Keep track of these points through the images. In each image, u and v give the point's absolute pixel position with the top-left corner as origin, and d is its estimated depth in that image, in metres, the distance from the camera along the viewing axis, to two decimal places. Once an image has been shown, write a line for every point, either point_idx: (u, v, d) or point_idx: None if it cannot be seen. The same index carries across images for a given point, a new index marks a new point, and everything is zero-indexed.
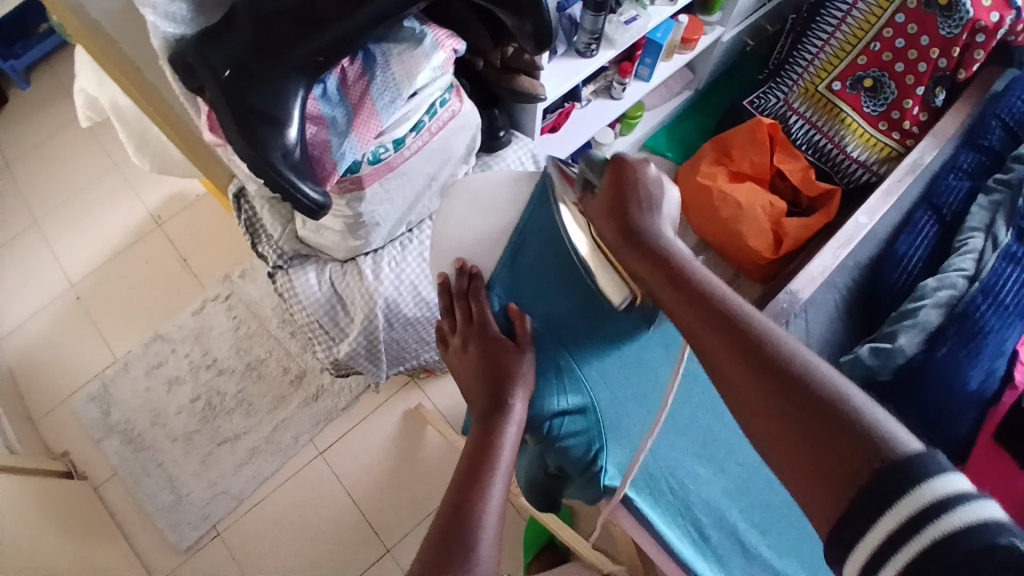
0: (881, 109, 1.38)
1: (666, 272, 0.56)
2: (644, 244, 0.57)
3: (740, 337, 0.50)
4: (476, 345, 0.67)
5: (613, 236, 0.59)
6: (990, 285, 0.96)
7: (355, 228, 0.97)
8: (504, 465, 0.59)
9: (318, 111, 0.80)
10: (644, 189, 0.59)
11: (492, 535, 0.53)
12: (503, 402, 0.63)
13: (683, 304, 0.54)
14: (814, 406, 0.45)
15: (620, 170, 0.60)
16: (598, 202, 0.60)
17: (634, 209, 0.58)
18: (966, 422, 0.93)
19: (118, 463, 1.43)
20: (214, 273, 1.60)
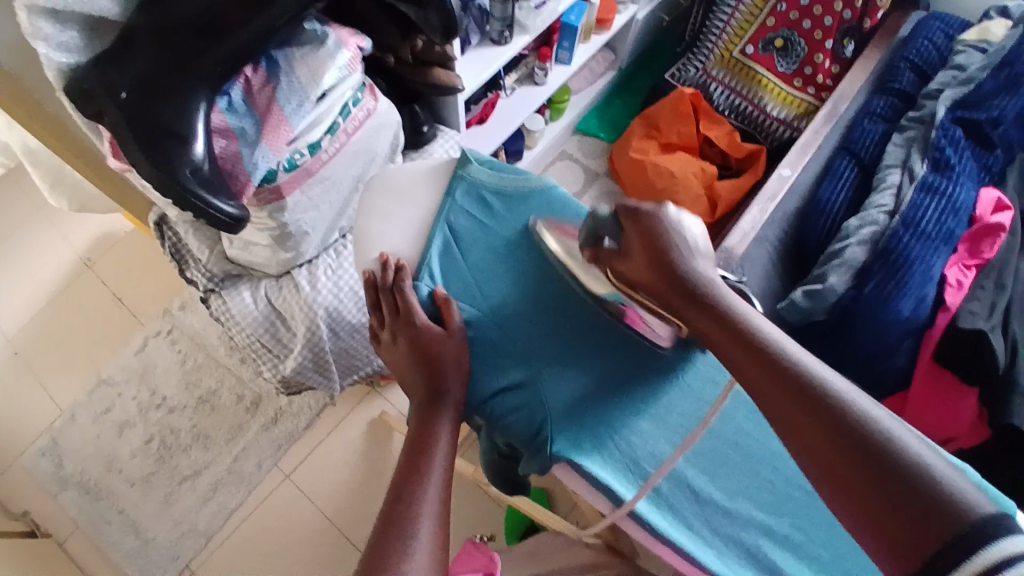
0: (795, 66, 1.42)
1: (715, 320, 0.54)
2: (687, 291, 0.56)
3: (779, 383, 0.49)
4: (406, 337, 0.67)
5: (657, 286, 0.58)
6: (910, 217, 1.00)
7: (283, 239, 0.94)
8: (444, 450, 0.59)
9: (225, 123, 0.77)
10: (673, 234, 0.58)
11: (433, 518, 0.54)
12: (438, 391, 0.63)
13: (720, 336, 0.54)
14: (880, 464, 0.43)
15: (638, 220, 0.60)
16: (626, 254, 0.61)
17: (667, 253, 0.58)
18: (903, 352, 0.95)
19: (78, 516, 1.37)
20: (154, 308, 1.54)
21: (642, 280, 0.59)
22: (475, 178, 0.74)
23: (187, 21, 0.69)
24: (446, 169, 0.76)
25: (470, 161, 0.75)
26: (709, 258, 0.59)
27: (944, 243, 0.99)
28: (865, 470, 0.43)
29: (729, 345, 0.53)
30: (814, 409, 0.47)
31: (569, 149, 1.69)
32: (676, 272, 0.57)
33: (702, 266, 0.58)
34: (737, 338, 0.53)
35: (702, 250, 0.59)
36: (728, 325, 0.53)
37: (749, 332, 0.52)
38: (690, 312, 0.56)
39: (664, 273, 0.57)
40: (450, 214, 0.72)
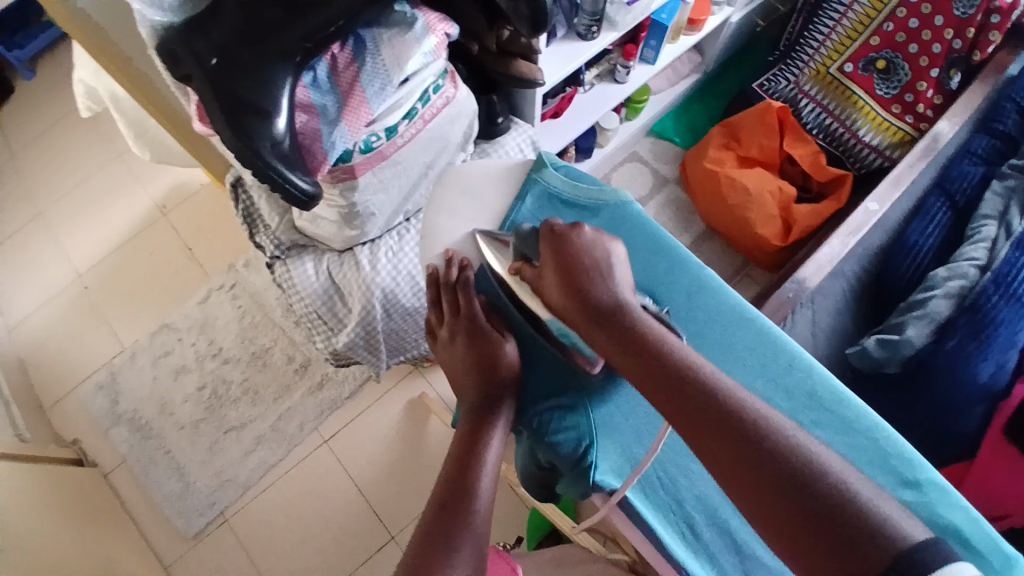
0: (894, 92, 1.33)
1: (603, 326, 0.57)
2: (605, 317, 0.58)
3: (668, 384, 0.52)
4: (463, 337, 0.66)
5: (576, 316, 0.59)
6: (1003, 275, 0.91)
7: (350, 218, 0.95)
8: (492, 461, 0.59)
9: (308, 98, 0.78)
10: (586, 253, 0.60)
11: (480, 530, 0.54)
12: (493, 400, 0.63)
13: (607, 341, 0.57)
14: (813, 505, 0.44)
15: (556, 239, 0.61)
16: (545, 278, 0.62)
17: (585, 280, 0.59)
18: (973, 417, 0.89)
19: (127, 450, 1.45)
20: (218, 262, 1.60)
21: (567, 310, 0.60)
22: (549, 184, 0.72)
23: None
24: (521, 170, 0.74)
25: (546, 165, 0.72)
26: (623, 273, 0.61)
27: None
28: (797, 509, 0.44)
29: (651, 385, 0.53)
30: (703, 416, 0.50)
31: (641, 151, 1.65)
32: (595, 301, 0.58)
33: (617, 289, 0.59)
34: (659, 376, 0.53)
35: (618, 270, 0.61)
36: (651, 360, 0.54)
37: (674, 366, 0.53)
38: (611, 343, 0.57)
39: (582, 301, 0.59)
40: (517, 218, 0.71)
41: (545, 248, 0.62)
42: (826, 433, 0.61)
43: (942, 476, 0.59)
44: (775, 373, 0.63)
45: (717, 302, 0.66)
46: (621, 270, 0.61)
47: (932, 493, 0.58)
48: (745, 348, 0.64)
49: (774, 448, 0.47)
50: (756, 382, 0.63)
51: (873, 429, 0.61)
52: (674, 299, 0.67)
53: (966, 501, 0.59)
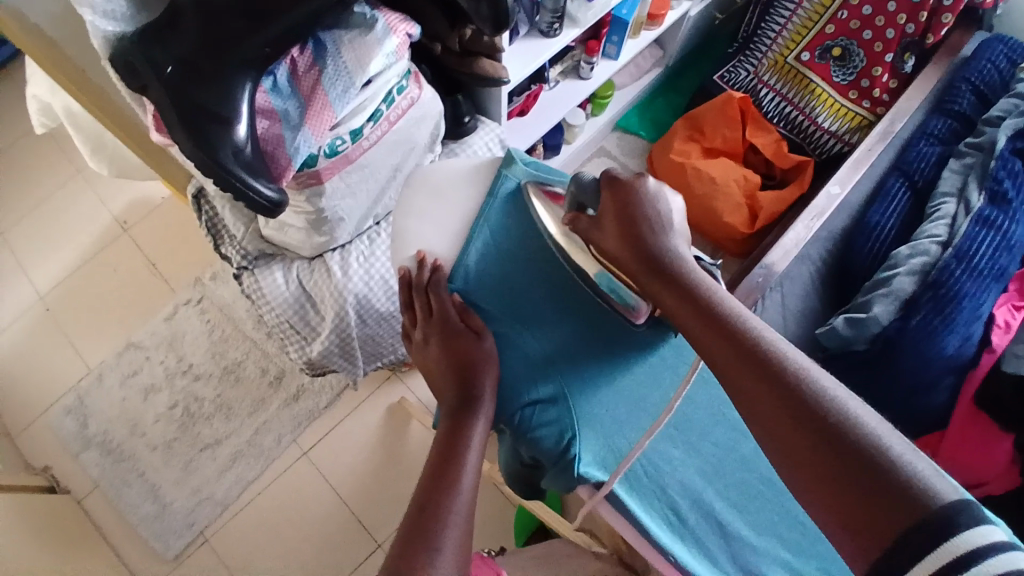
0: (851, 78, 1.37)
1: (665, 277, 0.58)
2: (665, 272, 0.59)
3: (722, 333, 0.53)
4: (437, 339, 0.66)
5: (631, 258, 0.60)
6: (964, 251, 0.94)
7: (319, 224, 0.94)
8: (472, 463, 0.59)
9: (269, 104, 0.77)
10: (651, 207, 0.61)
11: (461, 530, 0.53)
12: (471, 398, 0.62)
13: (669, 294, 0.58)
14: (852, 453, 0.43)
15: (618, 189, 0.62)
16: (603, 224, 0.62)
17: (644, 232, 0.60)
18: (943, 389, 0.91)
19: (99, 475, 1.40)
20: (184, 277, 1.56)
21: (622, 258, 0.60)
22: (520, 180, 0.70)
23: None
24: (490, 168, 0.72)
25: (516, 161, 0.71)
26: (683, 235, 0.62)
27: (996, 281, 0.93)
28: (833, 458, 0.44)
29: (706, 328, 0.54)
30: (755, 367, 0.50)
31: (609, 146, 1.66)
32: (653, 252, 0.59)
33: (677, 246, 0.60)
34: (715, 325, 0.54)
35: (677, 228, 0.62)
36: (703, 308, 0.55)
37: (726, 317, 0.54)
38: (666, 291, 0.58)
39: (641, 249, 0.60)
40: (490, 217, 0.69)
41: (606, 199, 0.62)
42: None
43: None
44: None
45: None
46: (680, 231, 0.62)
47: None
48: None
49: (822, 399, 0.46)
50: None
51: None
52: None
53: None
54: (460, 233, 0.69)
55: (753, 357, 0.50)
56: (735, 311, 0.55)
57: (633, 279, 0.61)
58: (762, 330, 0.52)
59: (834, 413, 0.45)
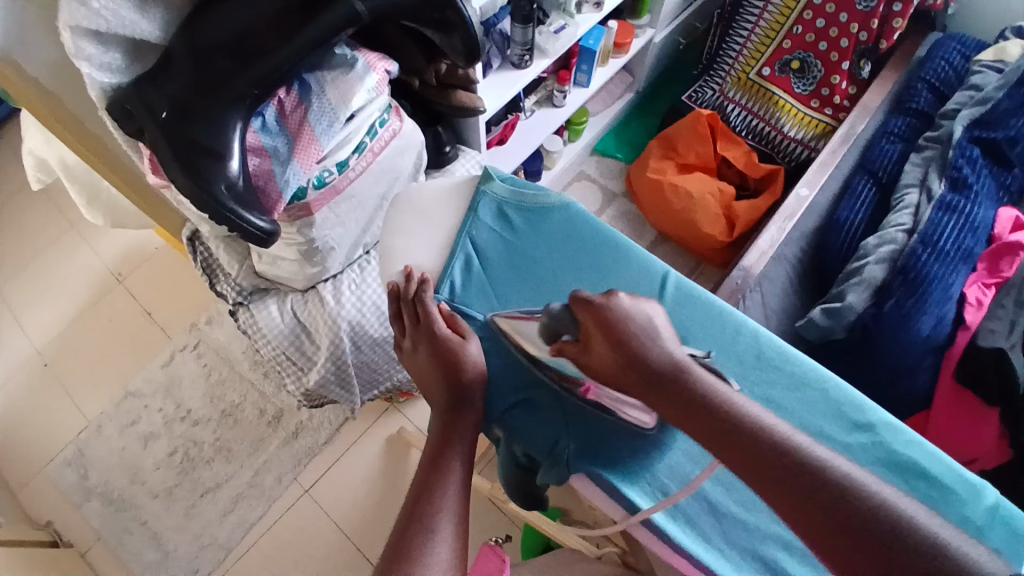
0: (811, 88, 1.45)
1: (666, 387, 0.57)
2: (666, 380, 0.57)
3: (737, 438, 0.53)
4: (425, 345, 0.68)
5: (631, 376, 0.58)
6: (928, 236, 0.98)
7: (310, 254, 0.97)
8: (463, 457, 0.61)
9: (259, 142, 0.82)
10: (634, 320, 0.59)
11: (455, 518, 0.55)
12: (461, 397, 0.64)
13: (674, 404, 0.57)
14: (893, 539, 0.46)
15: (596, 310, 0.60)
16: (592, 348, 0.60)
17: (646, 351, 0.58)
18: (926, 369, 0.93)
19: (101, 525, 1.39)
20: (180, 322, 1.58)
21: (628, 383, 0.59)
22: (497, 194, 0.76)
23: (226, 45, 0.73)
24: (470, 186, 0.78)
25: (493, 178, 0.77)
26: (670, 334, 0.60)
27: (964, 261, 0.96)
28: (878, 548, 0.46)
29: (729, 442, 0.53)
30: (780, 467, 0.51)
31: (588, 170, 1.72)
32: (659, 372, 0.57)
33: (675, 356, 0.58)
34: (730, 430, 0.54)
35: (663, 328, 0.60)
36: (729, 429, 0.54)
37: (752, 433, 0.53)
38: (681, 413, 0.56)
39: (646, 374, 0.58)
40: (473, 230, 0.75)
41: (588, 321, 0.60)
42: (779, 390, 0.66)
43: (893, 417, 0.65)
44: (727, 343, 0.69)
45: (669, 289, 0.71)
46: (666, 332, 0.61)
47: (886, 434, 0.64)
48: (697, 324, 0.70)
49: (855, 492, 0.49)
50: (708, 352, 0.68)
51: (819, 380, 0.67)
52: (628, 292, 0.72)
53: (915, 439, 0.64)
54: (442, 248, 0.74)
55: (776, 458, 0.51)
56: (744, 409, 0.55)
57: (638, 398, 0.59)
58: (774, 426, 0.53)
59: (869, 505, 0.48)
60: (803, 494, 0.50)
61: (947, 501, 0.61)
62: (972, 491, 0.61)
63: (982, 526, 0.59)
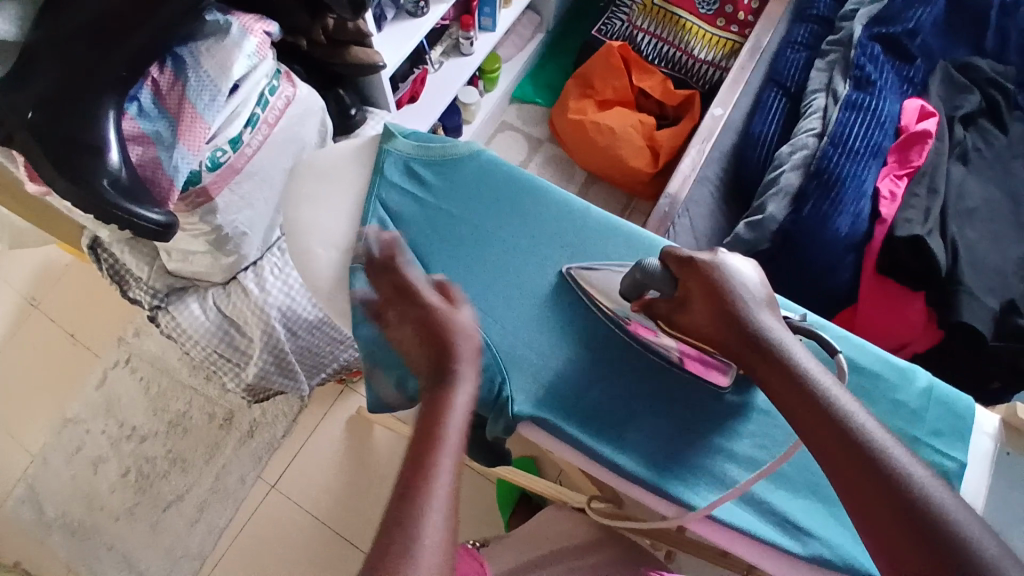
0: (715, 7, 1.46)
1: (731, 325, 0.59)
2: (734, 322, 0.59)
3: (781, 372, 0.55)
4: (407, 320, 0.62)
5: (708, 321, 0.61)
6: (838, 136, 0.99)
7: (221, 243, 0.91)
8: (455, 436, 0.55)
9: (138, 129, 0.76)
10: (727, 277, 0.61)
11: (446, 499, 0.51)
12: (450, 370, 0.59)
13: (734, 343, 0.59)
14: (895, 493, 0.47)
15: (695, 270, 0.62)
16: (686, 303, 0.62)
17: (737, 307, 0.59)
18: (847, 267, 0.95)
19: (68, 556, 1.33)
20: (108, 339, 1.49)
21: (708, 329, 0.61)
22: (402, 152, 0.72)
23: (83, 26, 0.67)
24: (371, 147, 0.73)
25: (395, 135, 0.73)
26: (758, 292, 0.61)
27: (874, 157, 0.98)
28: (879, 496, 0.48)
29: (773, 376, 0.56)
30: (816, 407, 0.53)
31: (509, 119, 1.68)
32: (746, 328, 0.58)
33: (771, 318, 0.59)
34: (778, 369, 0.56)
35: (751, 285, 0.61)
36: (781, 369, 0.55)
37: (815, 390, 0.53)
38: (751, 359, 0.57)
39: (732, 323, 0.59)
40: (381, 192, 0.71)
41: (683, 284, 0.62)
42: None
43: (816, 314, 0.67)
44: None
45: (590, 223, 0.71)
46: (755, 287, 0.61)
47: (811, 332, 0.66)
48: (620, 256, 0.69)
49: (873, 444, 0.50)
50: None
51: None
52: (547, 232, 0.71)
53: (845, 331, 0.67)
54: (353, 216, 0.70)
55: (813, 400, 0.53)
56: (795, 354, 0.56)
57: (715, 345, 0.60)
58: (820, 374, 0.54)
59: (883, 461, 0.49)
60: (830, 432, 0.51)
61: (882, 387, 0.64)
62: (902, 374, 0.64)
63: (917, 408, 0.63)
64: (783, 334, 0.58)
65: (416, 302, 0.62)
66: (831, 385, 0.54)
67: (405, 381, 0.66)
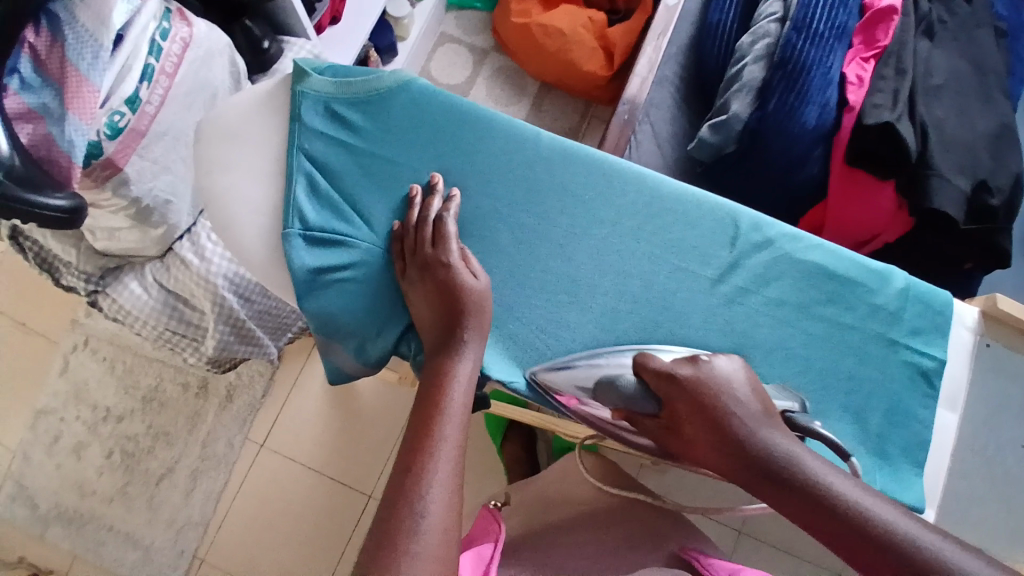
0: None
1: (735, 451, 0.50)
2: (738, 448, 0.50)
3: (805, 496, 0.47)
4: (419, 282, 0.59)
5: (703, 442, 0.52)
6: (801, 20, 0.91)
7: (145, 215, 0.84)
8: (456, 411, 0.52)
9: (23, 106, 0.64)
10: (717, 389, 0.51)
11: (451, 472, 0.48)
12: (456, 339, 0.56)
13: (742, 472, 0.50)
14: None
15: (680, 387, 0.52)
16: (677, 425, 0.53)
17: (731, 424, 0.50)
18: (815, 161, 0.91)
19: (70, 545, 1.33)
20: (60, 324, 1.41)
21: (702, 451, 0.52)
22: (319, 91, 0.64)
23: None
24: (283, 90, 0.65)
25: (307, 72, 0.64)
26: (751, 395, 0.52)
27: (839, 40, 0.91)
28: None
29: (798, 507, 0.48)
30: (854, 533, 0.45)
31: (449, 30, 1.53)
32: (757, 458, 0.49)
33: (778, 434, 0.50)
34: (799, 493, 0.48)
35: (744, 391, 0.52)
36: (803, 494, 0.47)
37: (845, 510, 0.46)
38: (760, 488, 0.49)
39: (731, 451, 0.50)
40: (303, 142, 0.64)
41: (667, 400, 0.53)
42: (672, 230, 0.63)
43: (789, 226, 0.64)
44: (613, 197, 0.64)
45: (543, 152, 0.65)
46: (745, 390, 0.52)
47: (785, 244, 0.63)
48: (577, 185, 0.64)
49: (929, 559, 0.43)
50: (601, 211, 0.64)
51: (698, 205, 0.64)
52: (497, 167, 0.64)
53: (822, 240, 0.64)
54: (275, 174, 0.63)
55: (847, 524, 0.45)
56: (817, 471, 0.48)
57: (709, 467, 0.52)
58: (846, 490, 0.47)
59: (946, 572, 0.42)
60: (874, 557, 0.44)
61: (860, 293, 0.62)
62: (879, 278, 0.62)
63: (895, 309, 0.62)
64: (796, 448, 0.49)
65: (440, 261, 0.58)
66: (857, 495, 0.47)
67: (366, 347, 0.62)
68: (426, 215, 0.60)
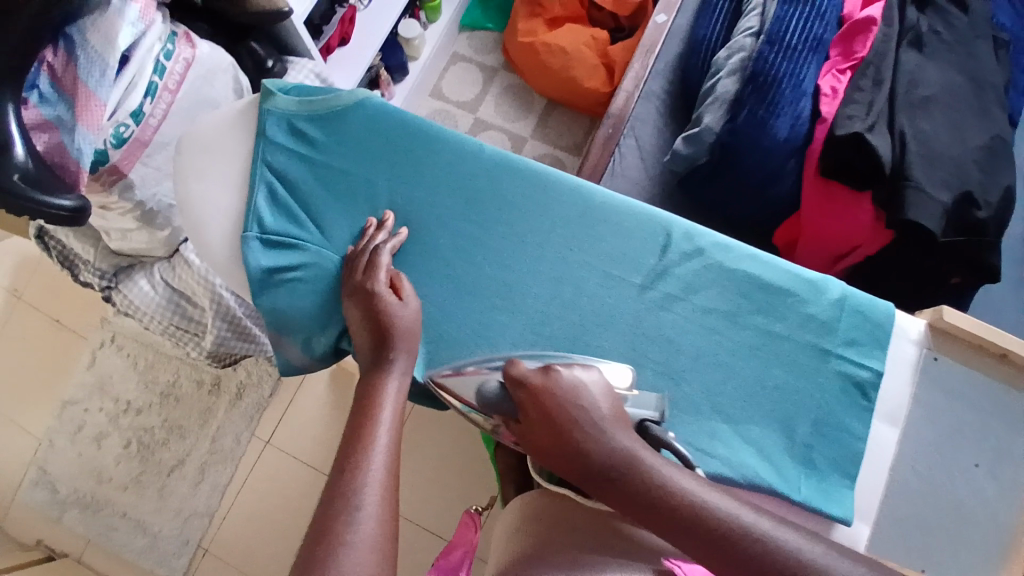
0: None
1: (579, 457, 0.52)
2: (583, 454, 0.52)
3: (645, 498, 0.50)
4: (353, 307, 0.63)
5: (551, 449, 0.54)
6: (775, 33, 0.93)
7: (150, 218, 0.91)
8: (390, 407, 0.56)
9: (39, 117, 0.74)
10: (569, 399, 0.54)
11: (383, 461, 0.52)
12: (386, 358, 0.60)
13: (586, 477, 0.52)
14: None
15: (533, 393, 0.55)
16: (532, 429, 0.55)
17: (578, 434, 0.52)
18: (790, 174, 0.92)
19: (86, 530, 1.42)
20: (90, 321, 1.52)
21: (552, 461, 0.54)
22: (284, 110, 0.70)
23: None
24: (252, 108, 0.71)
25: (273, 92, 0.70)
26: (605, 402, 0.55)
27: (813, 51, 0.93)
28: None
29: (635, 508, 0.50)
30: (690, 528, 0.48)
31: (460, 50, 1.60)
32: (604, 466, 0.51)
33: (624, 437, 0.53)
34: (638, 496, 0.50)
35: (598, 398, 0.55)
36: (640, 495, 0.50)
37: (680, 505, 0.49)
38: (606, 495, 0.51)
39: (577, 460, 0.52)
40: (267, 155, 0.69)
41: (525, 408, 0.55)
42: (608, 240, 0.68)
43: (719, 236, 0.69)
44: (553, 209, 0.69)
45: (489, 166, 0.70)
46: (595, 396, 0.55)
47: (715, 254, 0.68)
48: (519, 198, 0.69)
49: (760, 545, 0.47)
50: (541, 220, 0.69)
51: (634, 217, 0.69)
52: (447, 179, 0.70)
53: (753, 251, 0.69)
54: (243, 183, 0.69)
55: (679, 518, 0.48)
56: (656, 472, 0.51)
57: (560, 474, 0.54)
58: (683, 487, 0.50)
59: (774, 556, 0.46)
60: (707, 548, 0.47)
61: (791, 302, 0.66)
62: (812, 289, 0.66)
63: (827, 319, 0.66)
64: (640, 451, 0.52)
65: (369, 290, 0.62)
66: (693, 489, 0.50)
67: (312, 342, 0.67)
68: (369, 246, 0.65)
